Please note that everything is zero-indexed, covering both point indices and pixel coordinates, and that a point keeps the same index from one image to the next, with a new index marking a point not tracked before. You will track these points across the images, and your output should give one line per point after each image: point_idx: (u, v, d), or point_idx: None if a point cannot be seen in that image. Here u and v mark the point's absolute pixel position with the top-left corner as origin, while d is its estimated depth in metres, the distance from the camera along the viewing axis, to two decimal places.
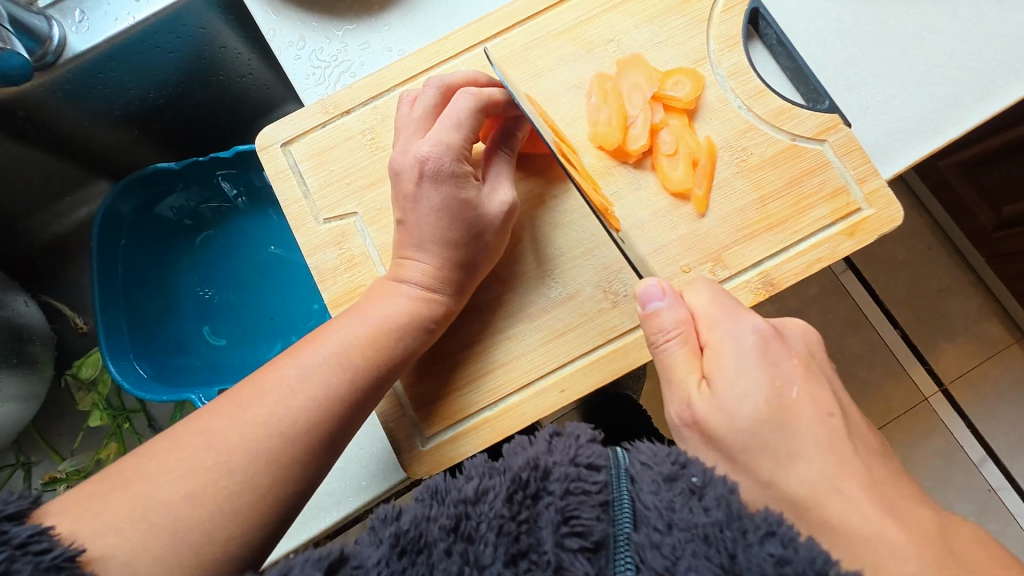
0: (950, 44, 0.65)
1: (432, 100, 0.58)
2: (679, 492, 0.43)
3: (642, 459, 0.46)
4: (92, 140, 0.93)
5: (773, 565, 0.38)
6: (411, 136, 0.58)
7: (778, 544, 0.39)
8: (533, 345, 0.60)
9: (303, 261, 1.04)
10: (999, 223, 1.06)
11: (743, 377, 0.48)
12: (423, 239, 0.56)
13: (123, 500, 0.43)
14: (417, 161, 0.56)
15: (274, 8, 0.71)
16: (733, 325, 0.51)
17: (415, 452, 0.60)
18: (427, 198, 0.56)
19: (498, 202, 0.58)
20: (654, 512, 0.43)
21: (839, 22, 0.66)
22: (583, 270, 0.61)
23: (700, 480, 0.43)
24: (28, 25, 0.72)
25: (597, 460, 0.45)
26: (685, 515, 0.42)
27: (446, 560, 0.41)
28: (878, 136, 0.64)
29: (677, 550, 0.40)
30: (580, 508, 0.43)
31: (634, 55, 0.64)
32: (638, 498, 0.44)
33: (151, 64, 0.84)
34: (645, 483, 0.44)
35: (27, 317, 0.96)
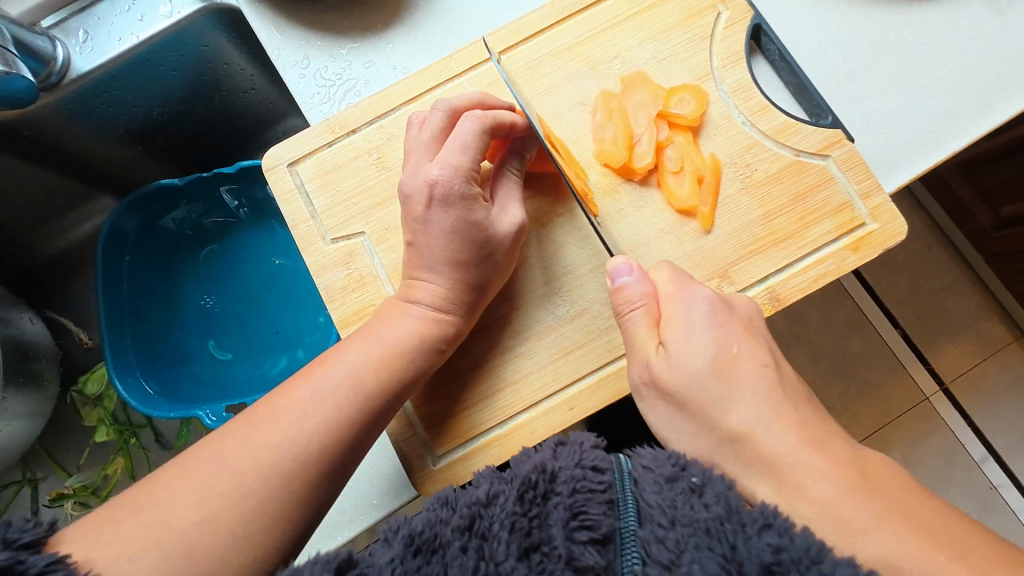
0: (951, 56, 0.65)
1: (440, 124, 0.59)
2: (680, 491, 0.44)
3: (643, 462, 0.47)
4: (97, 157, 0.93)
5: (771, 554, 0.39)
6: (419, 160, 0.58)
7: (775, 535, 0.40)
8: (542, 363, 0.60)
9: (309, 273, 1.04)
10: (999, 226, 1.06)
11: (699, 338, 0.51)
12: (434, 261, 0.57)
13: (139, 526, 0.43)
14: (426, 184, 0.56)
15: (277, 27, 0.72)
16: (692, 292, 0.54)
17: (426, 471, 0.60)
18: (436, 221, 0.56)
19: (507, 222, 0.58)
20: (658, 509, 0.43)
21: (841, 36, 0.67)
22: (590, 287, 0.62)
23: (700, 479, 0.45)
24: (32, 46, 0.72)
25: (602, 462, 0.46)
26: (687, 511, 0.42)
27: (460, 557, 0.42)
28: (881, 150, 0.65)
29: (681, 543, 0.41)
30: (587, 504, 0.44)
31: (638, 73, 0.64)
32: (641, 496, 0.45)
33: (155, 81, 0.84)
34: (648, 483, 0.45)
35: (32, 334, 0.97)
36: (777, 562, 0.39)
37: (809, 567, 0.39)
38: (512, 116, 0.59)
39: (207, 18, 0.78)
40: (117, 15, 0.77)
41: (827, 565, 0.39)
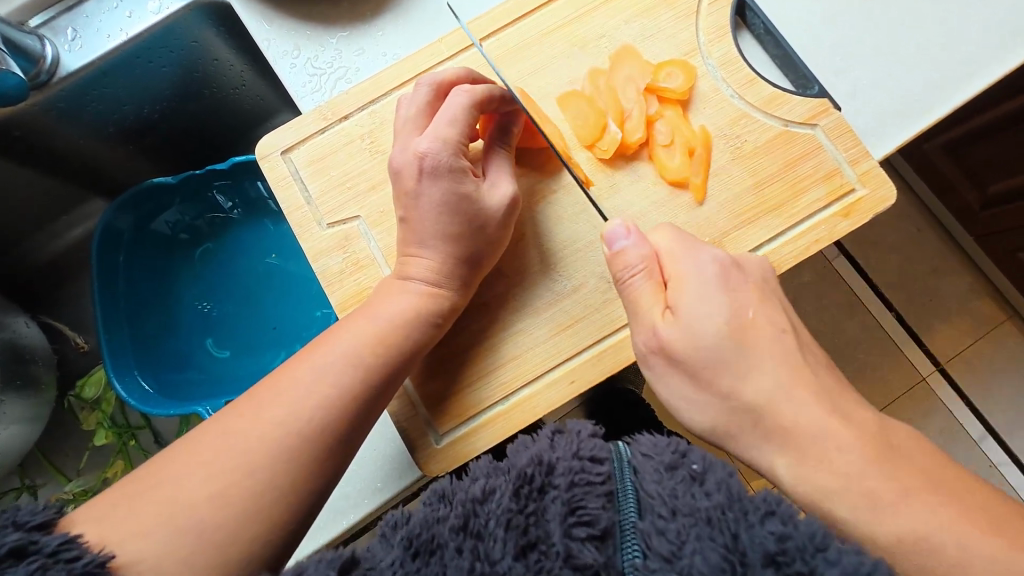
0: (930, 27, 0.66)
1: (425, 98, 0.59)
2: (680, 479, 0.44)
3: (642, 450, 0.48)
4: (88, 157, 0.93)
5: (775, 543, 0.39)
6: (408, 133, 0.58)
7: (779, 523, 0.39)
8: (541, 339, 0.61)
9: (305, 268, 1.05)
10: (985, 202, 1.08)
11: (707, 299, 0.52)
12: (426, 236, 0.57)
13: (148, 502, 0.44)
14: (415, 158, 0.56)
15: (266, 19, 0.72)
16: (690, 252, 0.55)
17: (429, 450, 0.60)
18: (427, 194, 0.57)
19: (498, 195, 0.58)
20: (658, 500, 0.44)
21: (823, 10, 0.68)
22: (587, 262, 0.62)
23: (701, 466, 0.44)
24: (22, 45, 0.72)
25: (599, 453, 0.47)
26: (688, 500, 0.43)
27: (456, 558, 0.42)
28: (868, 121, 0.66)
29: (681, 534, 0.41)
30: (585, 498, 0.44)
31: (626, 47, 0.65)
32: (641, 487, 0.45)
33: (143, 79, 0.84)
34: (648, 472, 0.46)
35: (28, 338, 0.96)
36: (782, 552, 0.38)
37: (814, 556, 0.38)
38: (499, 90, 0.59)
39: (193, 13, 0.78)
40: (106, 12, 0.78)
41: (832, 550, 0.38)
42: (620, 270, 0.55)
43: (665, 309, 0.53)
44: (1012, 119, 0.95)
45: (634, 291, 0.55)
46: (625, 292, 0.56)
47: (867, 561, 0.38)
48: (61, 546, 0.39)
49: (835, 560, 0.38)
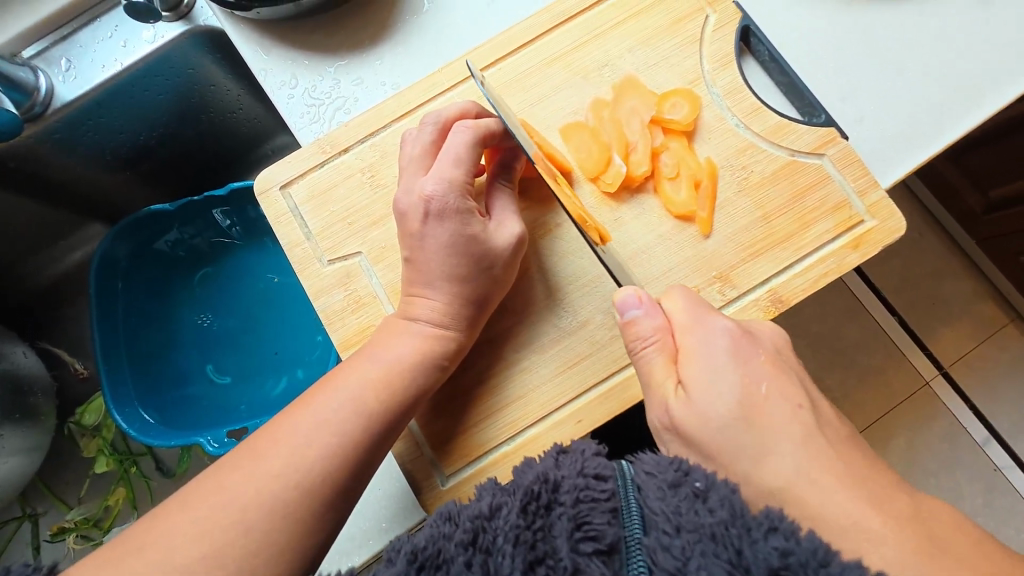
0: (935, 48, 0.66)
1: (430, 137, 0.58)
2: (684, 497, 0.44)
3: (645, 469, 0.47)
4: (84, 185, 0.92)
5: (778, 558, 0.39)
6: (413, 174, 0.57)
7: (782, 538, 0.40)
8: (546, 377, 0.60)
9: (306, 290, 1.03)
10: (988, 207, 1.08)
11: (720, 379, 0.50)
12: (433, 277, 0.56)
13: (144, 563, 0.43)
14: (421, 200, 0.56)
15: (262, 47, 0.71)
16: (702, 329, 0.52)
17: (435, 491, 0.60)
18: (433, 235, 0.56)
19: (506, 234, 0.57)
20: (662, 516, 0.43)
21: (828, 34, 0.67)
22: (593, 298, 0.61)
23: (704, 484, 0.44)
24: (15, 79, 0.71)
25: (604, 470, 0.47)
26: (692, 517, 0.42)
27: (463, 572, 0.42)
28: (874, 145, 0.65)
29: (687, 551, 0.41)
30: (591, 514, 0.45)
31: (629, 78, 0.64)
32: (645, 504, 0.45)
33: (139, 107, 0.83)
34: (651, 489, 0.46)
35: (26, 367, 0.95)
36: (785, 566, 0.39)
37: (817, 569, 0.39)
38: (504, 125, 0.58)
39: (189, 41, 0.77)
40: (100, 42, 0.77)
41: (835, 567, 0.39)
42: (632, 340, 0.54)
43: (678, 383, 0.52)
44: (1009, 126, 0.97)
45: (649, 370, 0.53)
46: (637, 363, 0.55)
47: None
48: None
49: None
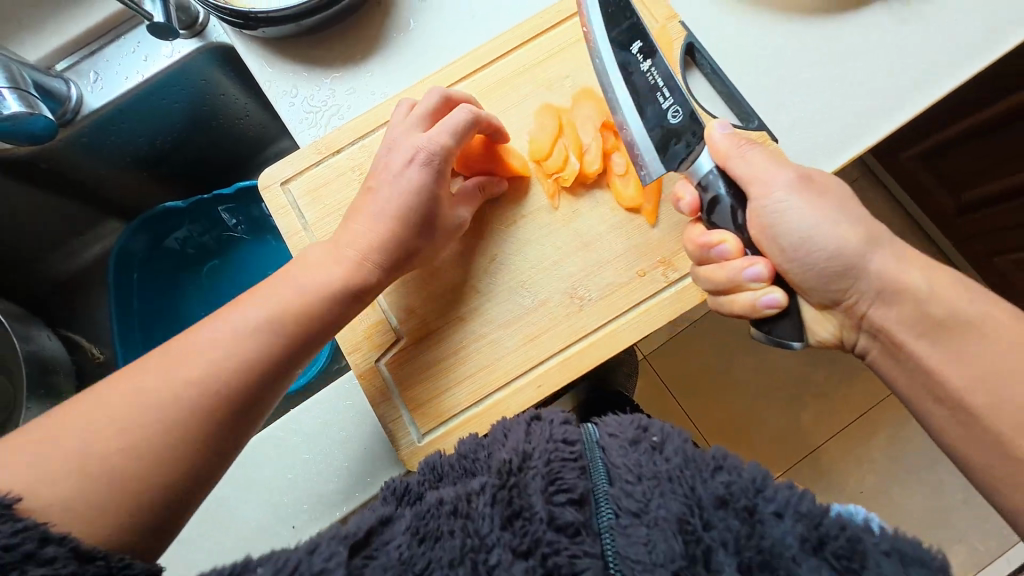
0: (858, 65, 0.75)
1: (433, 103, 0.68)
2: (643, 450, 0.53)
3: (608, 431, 0.56)
4: (105, 184, 1.02)
5: (724, 489, 0.49)
6: (409, 130, 0.67)
7: (726, 473, 0.50)
8: (510, 348, 0.68)
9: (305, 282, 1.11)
10: (973, 203, 1.23)
11: (778, 182, 0.61)
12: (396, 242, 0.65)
13: (106, 470, 0.47)
14: (410, 151, 0.65)
15: (268, 61, 0.80)
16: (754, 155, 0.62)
17: (412, 447, 0.68)
18: (407, 177, 0.64)
19: (457, 215, 0.68)
20: (625, 469, 0.52)
21: (764, 52, 0.76)
22: (551, 280, 0.69)
23: (660, 437, 0.54)
24: (50, 88, 0.81)
25: (571, 435, 0.54)
26: (651, 466, 0.52)
27: (451, 538, 0.48)
28: (804, 149, 0.74)
29: (647, 494, 0.50)
30: (563, 471, 0.52)
31: (586, 89, 0.73)
32: (609, 460, 0.53)
33: (156, 115, 0.93)
34: (614, 448, 0.54)
35: (49, 350, 1.04)
36: (730, 494, 0.49)
37: (755, 494, 0.49)
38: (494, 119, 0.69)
39: (203, 56, 0.87)
40: (125, 57, 0.87)
41: (769, 489, 0.49)
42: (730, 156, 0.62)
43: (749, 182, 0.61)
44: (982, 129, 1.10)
45: (744, 167, 0.61)
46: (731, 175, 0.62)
47: (797, 492, 0.48)
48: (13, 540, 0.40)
49: (771, 499, 0.48)
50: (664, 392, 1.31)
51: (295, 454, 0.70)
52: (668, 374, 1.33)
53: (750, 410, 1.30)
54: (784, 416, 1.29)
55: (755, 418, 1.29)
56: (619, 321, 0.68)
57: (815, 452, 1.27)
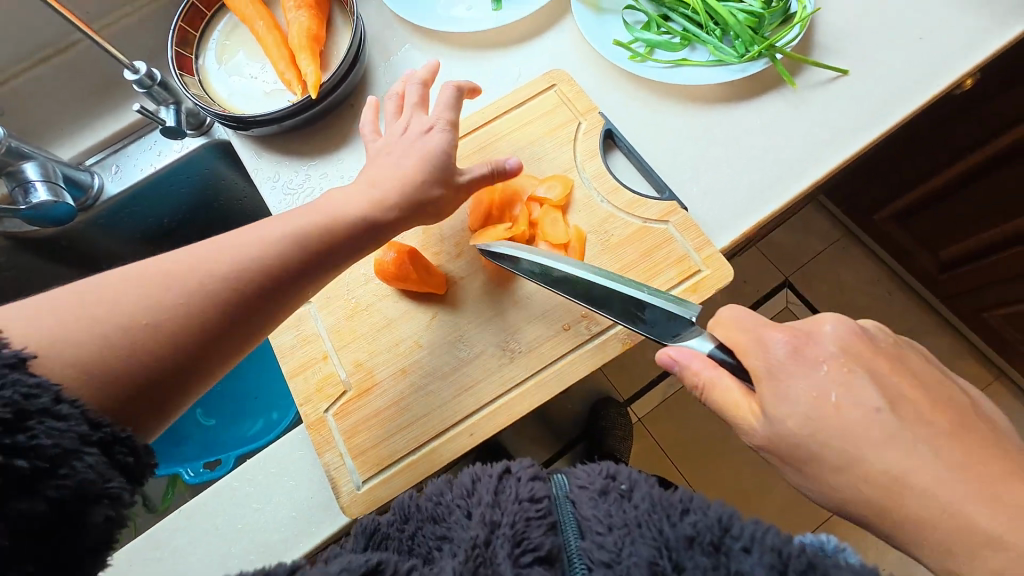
0: (757, 143, 0.86)
1: (417, 88, 0.78)
2: (612, 499, 0.56)
3: (578, 483, 0.59)
4: (117, 257, 1.15)
5: (691, 529, 0.51)
6: (414, 111, 0.76)
7: (694, 514, 0.52)
8: (446, 398, 0.74)
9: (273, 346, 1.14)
10: (942, 267, 1.39)
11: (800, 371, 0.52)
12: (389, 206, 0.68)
13: None
14: (424, 128, 0.73)
15: (258, 153, 0.96)
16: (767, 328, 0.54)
17: (352, 494, 0.72)
18: (433, 141, 0.72)
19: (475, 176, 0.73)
20: (595, 520, 0.55)
21: (674, 135, 0.88)
22: (487, 335, 0.76)
23: (628, 485, 0.57)
24: (76, 179, 0.97)
25: (538, 493, 0.57)
26: (620, 514, 0.55)
27: None
28: (713, 216, 0.83)
29: (618, 543, 0.53)
30: (530, 530, 0.55)
31: (517, 169, 0.85)
32: (579, 514, 0.57)
33: (165, 199, 1.08)
34: (584, 500, 0.57)
35: None
36: (696, 534, 0.51)
37: (721, 533, 0.51)
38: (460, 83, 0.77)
39: (207, 151, 1.03)
40: (142, 152, 1.04)
41: (735, 527, 0.51)
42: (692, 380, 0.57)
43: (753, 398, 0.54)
44: (934, 196, 1.25)
45: (720, 397, 0.55)
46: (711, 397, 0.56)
47: (762, 526, 0.51)
48: (33, 389, 0.42)
49: (739, 535, 0.50)
50: (661, 460, 1.48)
51: (245, 502, 0.74)
52: (666, 442, 1.49)
53: (746, 482, 1.44)
54: (778, 486, 1.43)
55: (749, 488, 1.44)
56: (547, 371, 0.74)
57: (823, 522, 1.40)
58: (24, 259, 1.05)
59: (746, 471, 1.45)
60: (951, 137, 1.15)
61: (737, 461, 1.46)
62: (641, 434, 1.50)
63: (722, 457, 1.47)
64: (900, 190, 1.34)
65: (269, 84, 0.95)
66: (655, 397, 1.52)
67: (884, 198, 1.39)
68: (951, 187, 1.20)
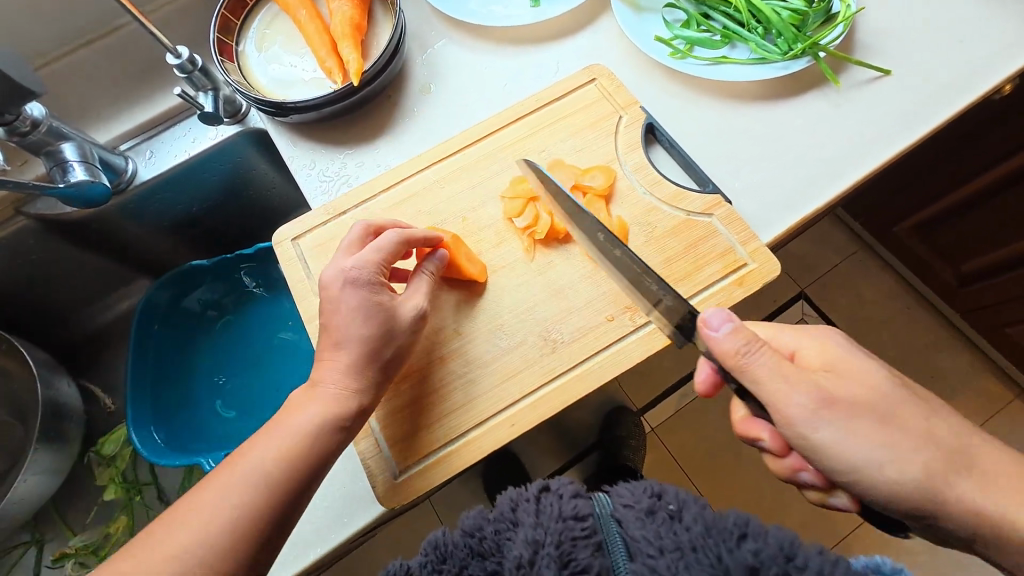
0: (800, 141, 0.85)
1: (356, 235, 0.72)
2: (661, 521, 0.53)
3: (623, 501, 0.55)
4: (141, 244, 1.14)
5: (752, 558, 0.49)
6: (340, 257, 0.69)
7: (752, 541, 0.49)
8: (487, 387, 0.72)
9: (307, 349, 1.17)
10: (961, 281, 1.37)
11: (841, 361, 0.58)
12: (345, 338, 0.65)
13: None
14: (339, 273, 0.67)
15: (293, 140, 0.95)
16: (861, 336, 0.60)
17: (387, 484, 0.69)
18: (346, 299, 0.66)
19: (410, 306, 0.69)
20: (645, 542, 0.52)
21: (714, 132, 0.88)
22: (527, 324, 0.75)
23: (676, 505, 0.54)
24: (112, 163, 0.97)
25: (582, 510, 0.54)
26: (672, 537, 0.52)
27: None
28: (755, 212, 0.83)
29: (672, 567, 0.50)
30: (577, 551, 0.53)
31: (559, 159, 0.84)
32: (627, 534, 0.53)
33: (196, 187, 1.08)
34: (631, 521, 0.54)
35: (66, 397, 1.09)
36: (758, 563, 0.49)
37: (783, 561, 0.48)
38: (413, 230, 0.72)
39: (242, 139, 1.03)
40: (176, 139, 1.03)
41: (798, 558, 0.48)
42: (738, 347, 0.57)
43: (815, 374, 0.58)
44: (960, 208, 1.23)
45: (758, 374, 0.56)
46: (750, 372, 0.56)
47: (830, 559, 0.48)
48: None
49: (804, 567, 0.48)
50: (678, 469, 1.45)
51: None
52: (676, 448, 1.46)
53: (768, 494, 1.41)
54: (802, 498, 1.40)
55: (771, 500, 1.40)
56: (592, 361, 0.72)
57: (848, 537, 1.36)
58: (53, 244, 1.04)
59: (768, 482, 1.42)
60: (977, 150, 1.13)
61: (760, 471, 1.43)
62: (653, 443, 1.47)
63: (744, 466, 1.44)
64: (921, 203, 1.31)
65: (308, 73, 0.95)
66: (667, 408, 1.49)
67: (901, 212, 1.39)
68: (977, 199, 1.19)
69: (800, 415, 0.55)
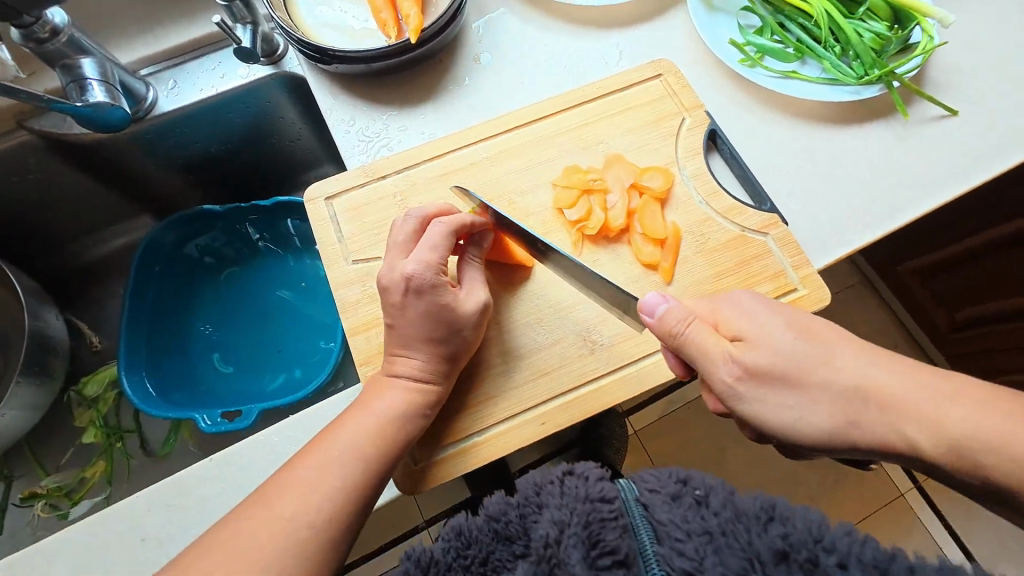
0: (861, 170, 0.83)
1: (411, 228, 0.67)
2: (687, 505, 0.52)
3: (649, 486, 0.54)
4: (151, 179, 1.07)
5: (782, 543, 0.47)
6: (395, 257, 0.66)
7: (780, 525, 0.48)
8: (521, 381, 0.69)
9: (316, 312, 1.12)
10: (953, 326, 1.39)
11: (766, 333, 0.59)
12: (410, 340, 0.64)
13: None
14: (403, 279, 0.64)
15: (333, 92, 0.89)
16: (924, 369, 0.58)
17: (407, 467, 0.66)
18: (412, 307, 0.64)
19: (473, 301, 0.66)
20: (672, 526, 0.51)
21: (776, 148, 0.85)
22: (568, 321, 0.72)
23: (703, 491, 0.53)
24: (130, 87, 0.89)
25: (608, 492, 0.52)
26: (699, 522, 0.50)
27: None
28: (808, 236, 0.81)
29: (700, 551, 0.49)
30: (603, 532, 0.51)
31: (617, 155, 0.80)
32: (653, 517, 0.52)
33: (219, 126, 1.01)
34: (658, 504, 0.53)
35: (53, 330, 1.03)
36: (788, 548, 0.47)
37: (814, 545, 0.46)
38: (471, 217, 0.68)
39: (276, 83, 0.96)
40: (203, 72, 0.96)
41: (827, 539, 0.46)
42: (672, 326, 0.59)
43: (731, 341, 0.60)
44: (967, 257, 1.24)
45: (696, 346, 0.59)
46: (689, 346, 0.60)
47: (858, 539, 0.46)
48: None
49: (832, 548, 0.46)
50: None
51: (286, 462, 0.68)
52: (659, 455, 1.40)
53: None
54: None
55: None
56: (631, 368, 0.70)
57: None
58: (54, 165, 0.96)
59: None
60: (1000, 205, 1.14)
61: None
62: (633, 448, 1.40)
63: None
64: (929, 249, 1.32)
65: (358, 21, 0.88)
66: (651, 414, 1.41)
67: (907, 254, 1.39)
68: (988, 250, 1.19)
69: (723, 388, 0.59)
